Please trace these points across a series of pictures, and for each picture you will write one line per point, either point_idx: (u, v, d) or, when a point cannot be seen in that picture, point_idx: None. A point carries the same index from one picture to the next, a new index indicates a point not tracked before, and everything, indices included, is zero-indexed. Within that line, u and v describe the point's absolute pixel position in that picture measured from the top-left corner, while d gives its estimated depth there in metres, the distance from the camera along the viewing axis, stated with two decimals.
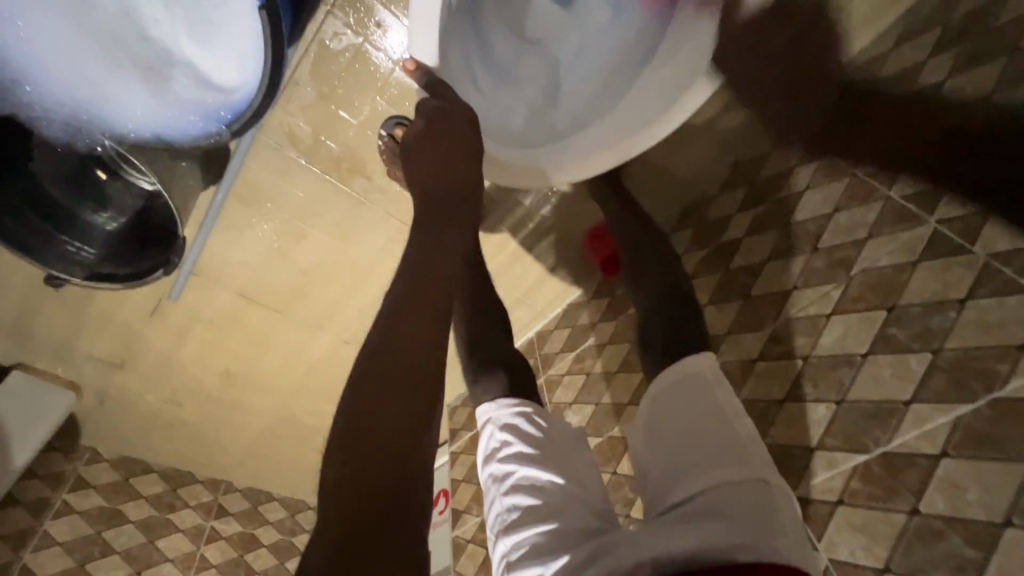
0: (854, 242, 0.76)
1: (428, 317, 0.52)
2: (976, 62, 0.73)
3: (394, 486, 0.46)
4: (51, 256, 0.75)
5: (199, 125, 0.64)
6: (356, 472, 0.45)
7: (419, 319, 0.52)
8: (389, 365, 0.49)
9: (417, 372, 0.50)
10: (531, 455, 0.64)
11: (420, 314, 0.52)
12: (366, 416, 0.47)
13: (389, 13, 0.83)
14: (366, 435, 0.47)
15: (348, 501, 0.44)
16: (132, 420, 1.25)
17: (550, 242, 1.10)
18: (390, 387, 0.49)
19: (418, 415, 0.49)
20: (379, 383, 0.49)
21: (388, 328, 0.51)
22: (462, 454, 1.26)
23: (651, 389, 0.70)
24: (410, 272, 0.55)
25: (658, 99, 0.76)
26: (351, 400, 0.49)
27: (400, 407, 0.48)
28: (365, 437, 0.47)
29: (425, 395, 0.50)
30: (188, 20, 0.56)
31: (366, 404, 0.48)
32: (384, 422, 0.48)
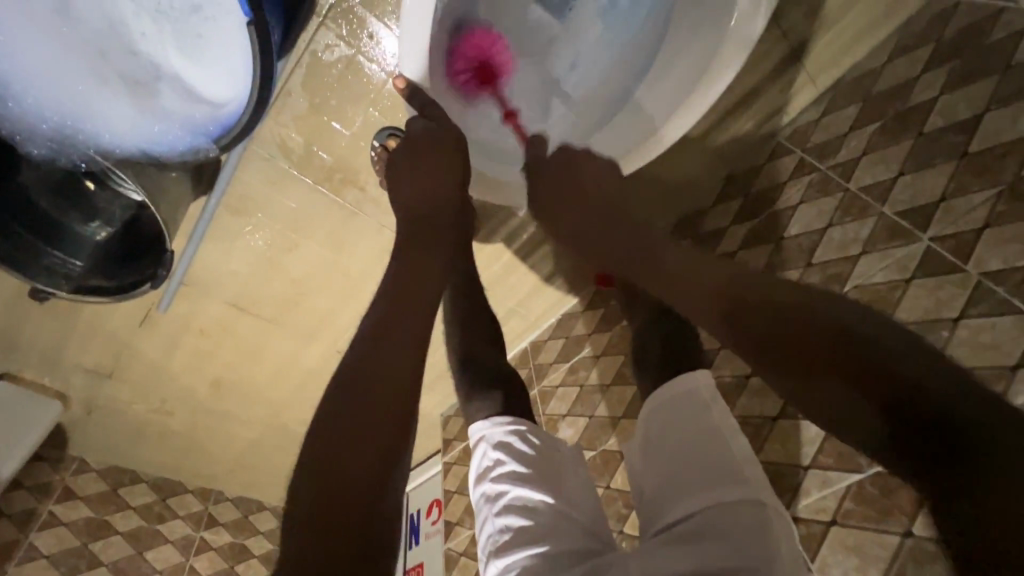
0: (847, 258, 0.77)
1: (410, 341, 0.53)
2: (968, 79, 0.73)
3: (369, 515, 0.45)
4: (35, 268, 0.73)
5: (187, 140, 0.63)
6: (332, 501, 0.44)
7: (400, 344, 0.52)
8: (372, 387, 0.49)
9: (397, 398, 0.50)
10: (523, 474, 0.63)
11: (401, 339, 0.52)
12: (349, 437, 0.47)
13: (381, 24, 0.83)
14: (346, 456, 0.47)
15: (323, 532, 0.43)
16: (120, 431, 1.23)
17: (544, 253, 1.10)
18: (368, 412, 0.48)
19: (395, 442, 0.49)
20: (356, 410, 0.48)
21: (367, 353, 0.51)
22: (455, 465, 1.25)
23: (647, 406, 0.70)
24: (393, 297, 0.56)
25: (646, 121, 0.78)
26: (328, 425, 0.48)
27: (382, 430, 0.48)
28: (342, 465, 0.46)
29: (403, 422, 0.50)
30: (176, 35, 0.56)
31: (344, 430, 0.47)
32: (360, 449, 0.47)
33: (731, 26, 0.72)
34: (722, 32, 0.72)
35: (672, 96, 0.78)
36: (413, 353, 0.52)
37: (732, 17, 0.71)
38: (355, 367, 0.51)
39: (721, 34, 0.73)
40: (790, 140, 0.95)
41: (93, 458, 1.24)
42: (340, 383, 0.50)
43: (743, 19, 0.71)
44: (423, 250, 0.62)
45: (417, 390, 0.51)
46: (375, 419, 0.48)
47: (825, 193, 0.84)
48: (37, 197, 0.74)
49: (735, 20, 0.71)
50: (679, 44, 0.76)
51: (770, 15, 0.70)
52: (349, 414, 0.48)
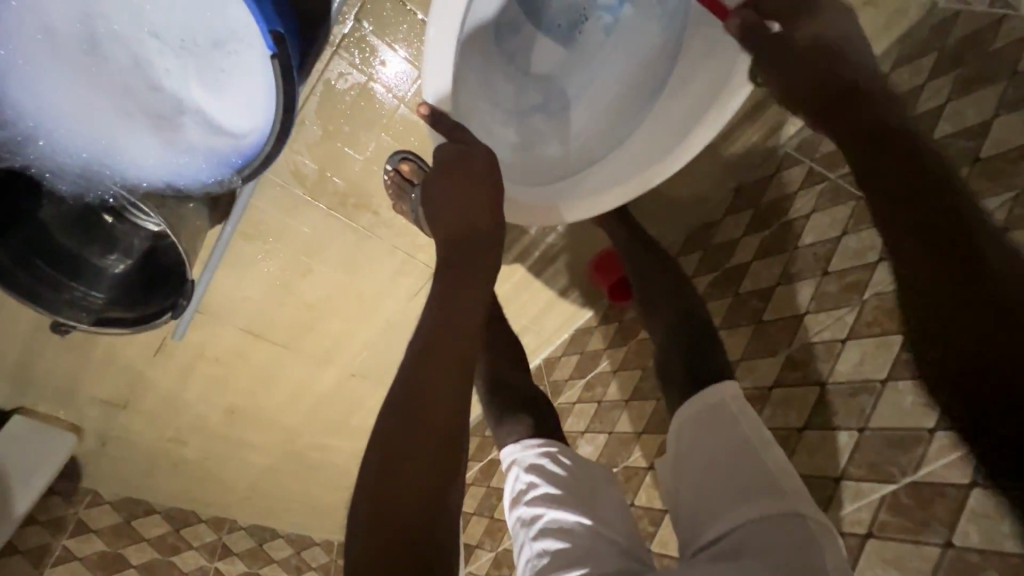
0: (865, 266, 0.77)
1: (455, 367, 0.52)
2: (975, 86, 0.74)
3: (420, 538, 0.45)
4: (60, 303, 0.75)
5: (209, 172, 0.64)
6: (387, 526, 0.44)
7: (447, 370, 0.51)
8: (414, 414, 0.49)
9: (446, 424, 0.49)
10: (558, 496, 0.62)
11: (446, 365, 0.52)
12: (394, 466, 0.47)
13: (389, 49, 0.83)
14: (394, 483, 0.46)
15: (371, 551, 0.44)
16: (135, 460, 1.23)
17: (557, 268, 1.10)
18: (417, 436, 0.48)
19: (443, 468, 0.48)
20: (404, 437, 0.48)
21: (414, 379, 0.51)
22: (472, 486, 1.24)
23: (679, 418, 0.69)
24: (434, 321, 0.55)
25: (668, 133, 0.77)
26: (380, 453, 0.48)
27: (427, 459, 0.47)
28: (393, 490, 0.46)
29: (453, 450, 0.49)
30: (199, 68, 0.57)
31: (392, 456, 0.47)
32: (411, 476, 0.47)
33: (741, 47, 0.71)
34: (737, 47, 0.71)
35: (694, 107, 0.76)
36: (460, 378, 0.51)
37: None
38: (404, 394, 0.50)
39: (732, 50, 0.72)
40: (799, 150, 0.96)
41: (107, 488, 1.23)
42: (392, 409, 0.50)
43: None
44: (461, 274, 0.60)
45: (461, 416, 0.51)
46: (426, 443, 0.48)
47: (836, 200, 0.85)
48: (60, 231, 0.75)
49: None
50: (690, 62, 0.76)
51: None
52: (392, 443, 0.48)
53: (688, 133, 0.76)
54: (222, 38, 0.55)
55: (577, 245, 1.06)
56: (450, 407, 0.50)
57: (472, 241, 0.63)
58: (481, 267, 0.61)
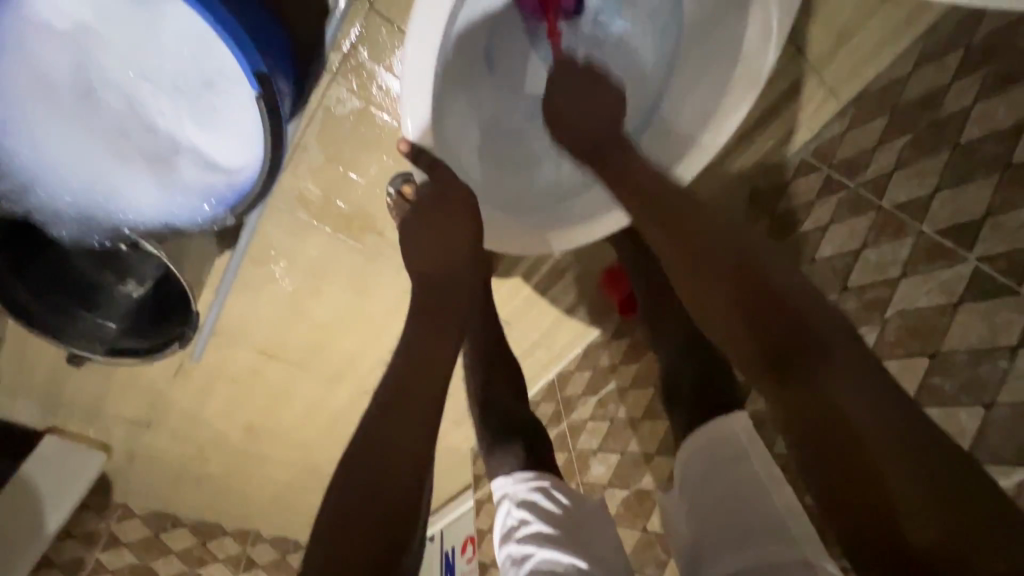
0: (886, 281, 0.72)
1: (421, 409, 0.53)
2: (1005, 84, 0.69)
3: None
4: (75, 334, 0.77)
5: (206, 210, 0.63)
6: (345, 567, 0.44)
7: (417, 414, 0.52)
8: (378, 451, 0.50)
9: (411, 467, 0.50)
10: (550, 535, 0.61)
11: (411, 415, 0.52)
12: (355, 507, 0.47)
13: (389, 75, 0.83)
14: (352, 519, 0.46)
15: None
16: (160, 477, 1.26)
17: (565, 284, 1.08)
18: (380, 476, 0.49)
19: (407, 512, 0.49)
20: (370, 478, 0.49)
21: (375, 425, 0.51)
22: (487, 502, 1.23)
23: (684, 451, 0.69)
24: (407, 363, 0.56)
25: (663, 154, 0.76)
26: (341, 489, 0.48)
27: (387, 497, 0.48)
28: (349, 534, 0.46)
29: (414, 494, 0.50)
30: (191, 108, 0.58)
31: (354, 493, 0.48)
32: (369, 518, 0.47)
33: (738, 67, 0.71)
34: (729, 70, 0.71)
35: (688, 129, 0.75)
36: (422, 421, 0.52)
37: (738, 60, 0.70)
38: (372, 434, 0.51)
39: (726, 70, 0.71)
40: (814, 157, 0.92)
41: (136, 503, 1.28)
42: (357, 452, 0.50)
43: (750, 58, 0.70)
44: (434, 316, 0.61)
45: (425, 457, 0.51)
46: (388, 483, 0.49)
47: (855, 211, 0.81)
48: (79, 259, 0.77)
49: (741, 62, 0.70)
50: (684, 84, 0.75)
51: (783, 48, 0.68)
52: (354, 482, 0.48)
53: (680, 157, 0.76)
54: (212, 78, 0.55)
55: (585, 261, 1.04)
56: (412, 450, 0.50)
57: (445, 283, 0.65)
58: (455, 309, 0.63)
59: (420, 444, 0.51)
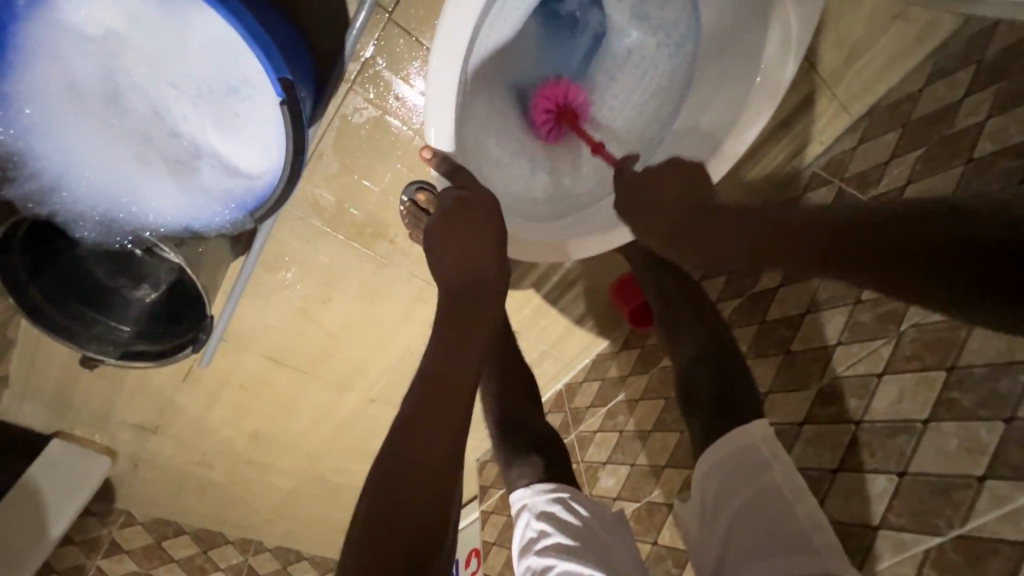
0: None
1: (448, 419, 0.54)
2: (1018, 100, 0.69)
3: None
4: (88, 337, 0.77)
5: (226, 215, 0.62)
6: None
7: (442, 432, 0.53)
8: (408, 461, 0.52)
9: (439, 485, 0.52)
10: (571, 547, 0.60)
11: (443, 424, 0.54)
12: (389, 513, 0.50)
13: (405, 84, 0.84)
14: (381, 524, 0.49)
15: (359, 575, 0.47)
16: (164, 483, 1.26)
17: (575, 294, 1.08)
18: (409, 487, 0.51)
19: (435, 530, 0.51)
20: (400, 489, 0.51)
21: (404, 436, 0.53)
22: (493, 514, 1.21)
23: (703, 462, 0.68)
24: (424, 384, 0.56)
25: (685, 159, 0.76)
26: (367, 514, 0.50)
27: (418, 503, 0.51)
28: (383, 536, 0.49)
29: (442, 509, 0.52)
30: (214, 113, 0.59)
31: (390, 497, 0.50)
32: (396, 539, 0.48)
33: (757, 81, 0.72)
34: (749, 83, 0.72)
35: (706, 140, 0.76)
36: (449, 431, 0.54)
37: (756, 75, 0.72)
38: (395, 456, 0.53)
39: (745, 85, 0.73)
40: (826, 170, 0.93)
41: (139, 510, 1.27)
42: (381, 479, 0.52)
43: (770, 70, 0.71)
44: (458, 330, 0.61)
45: (453, 467, 0.53)
46: (419, 489, 0.51)
47: None
48: (96, 265, 0.78)
49: (760, 77, 0.72)
50: (702, 99, 0.76)
51: (801, 61, 0.69)
52: (389, 489, 0.51)
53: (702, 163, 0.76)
54: (236, 84, 0.57)
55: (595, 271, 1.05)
56: (441, 456, 0.52)
57: (471, 294, 0.64)
58: (478, 325, 0.62)
59: (450, 455, 0.53)
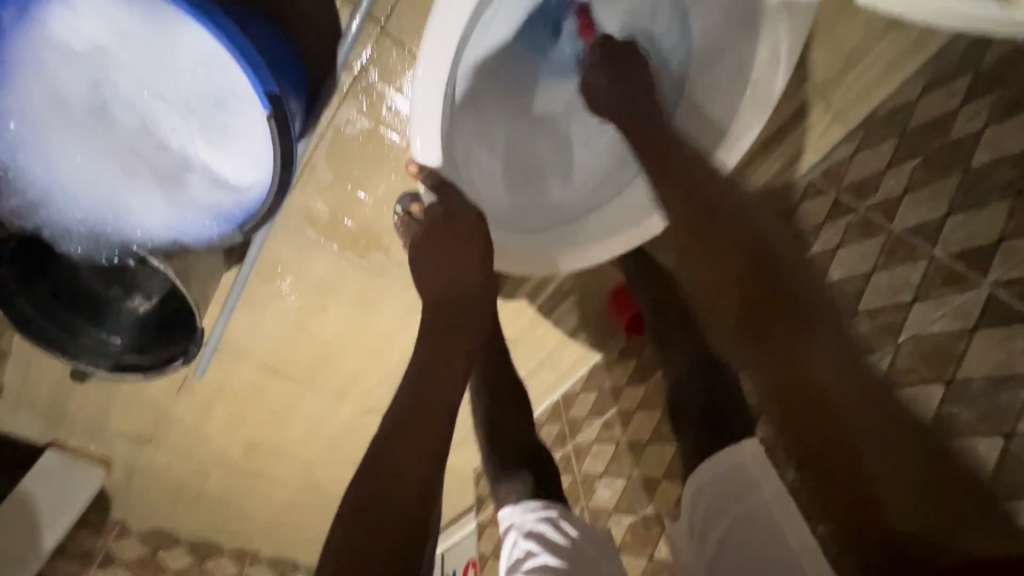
0: (898, 305, 0.71)
1: (429, 436, 0.54)
2: (1014, 110, 0.69)
3: None
4: (79, 349, 0.77)
5: (214, 228, 0.62)
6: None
7: (423, 449, 0.53)
8: (387, 478, 0.51)
9: (417, 508, 0.51)
10: (558, 567, 0.58)
11: (425, 443, 0.53)
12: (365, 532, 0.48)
13: (398, 95, 0.84)
14: (358, 545, 0.48)
15: None
16: (160, 494, 1.25)
17: (571, 304, 1.08)
18: (387, 507, 0.50)
19: (409, 555, 0.49)
20: (376, 509, 0.50)
21: (384, 453, 0.52)
22: (489, 525, 1.20)
23: (693, 482, 0.67)
24: (408, 400, 0.56)
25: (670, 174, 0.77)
26: (344, 533, 0.49)
27: (398, 522, 0.49)
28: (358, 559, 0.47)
29: (419, 533, 0.50)
30: (202, 126, 0.59)
31: (369, 515, 0.49)
32: (373, 562, 0.47)
33: (749, 91, 0.72)
34: (740, 93, 0.73)
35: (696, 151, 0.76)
36: (430, 449, 0.53)
37: (747, 86, 0.72)
38: (373, 476, 0.51)
39: (736, 95, 0.73)
40: (823, 179, 0.92)
41: (134, 521, 1.26)
42: (356, 497, 0.51)
43: (761, 81, 0.71)
44: (444, 343, 0.62)
45: (433, 487, 0.53)
46: (399, 508, 0.50)
47: (866, 232, 0.80)
48: (91, 277, 0.78)
49: (751, 88, 0.72)
50: (694, 107, 0.76)
51: (789, 76, 0.70)
52: (367, 507, 0.50)
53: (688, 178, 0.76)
54: (224, 97, 0.56)
55: (591, 281, 1.05)
56: (421, 474, 0.52)
57: (457, 306, 0.66)
58: (464, 337, 0.63)
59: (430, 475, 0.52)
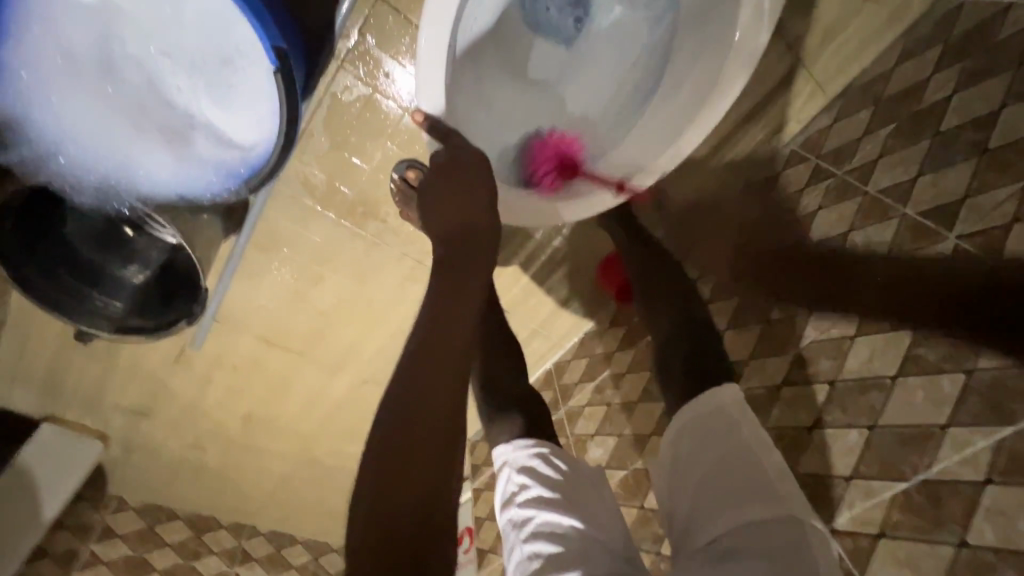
0: (873, 261, 0.75)
1: (443, 371, 0.56)
2: (980, 77, 0.73)
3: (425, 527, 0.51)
4: (80, 312, 0.78)
5: (220, 183, 0.65)
6: (383, 563, 0.48)
7: (439, 386, 0.56)
8: (403, 418, 0.54)
9: (438, 443, 0.54)
10: (551, 499, 0.64)
11: (439, 378, 0.56)
12: (387, 470, 0.52)
13: (394, 62, 0.86)
14: (385, 483, 0.52)
15: (373, 527, 0.50)
16: (157, 467, 1.26)
17: (560, 275, 1.12)
18: (409, 441, 0.53)
19: (436, 484, 0.53)
20: (399, 447, 0.53)
21: (401, 390, 0.55)
22: (484, 491, 1.24)
23: (676, 422, 0.70)
24: (421, 337, 0.58)
25: (666, 126, 0.79)
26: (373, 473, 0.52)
27: (421, 457, 0.53)
28: (390, 494, 0.51)
29: (444, 464, 0.54)
30: (208, 84, 0.60)
31: (390, 451, 0.53)
32: (406, 490, 0.52)
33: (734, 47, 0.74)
34: (726, 48, 0.74)
35: (684, 109, 0.78)
36: (446, 386, 0.56)
37: (733, 42, 0.74)
38: (395, 416, 0.54)
39: (724, 53, 0.75)
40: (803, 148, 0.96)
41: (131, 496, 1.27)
42: (378, 437, 0.54)
43: (746, 38, 0.73)
44: (453, 282, 0.62)
45: (454, 422, 0.56)
46: (425, 439, 0.54)
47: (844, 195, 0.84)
48: (82, 244, 0.78)
49: (737, 42, 0.74)
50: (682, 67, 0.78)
51: (774, 29, 0.72)
52: (389, 446, 0.53)
53: (685, 129, 0.78)
54: (230, 55, 0.58)
55: (581, 251, 1.09)
56: (442, 411, 0.55)
57: (468, 245, 0.65)
58: (473, 277, 0.63)
59: (447, 409, 0.55)
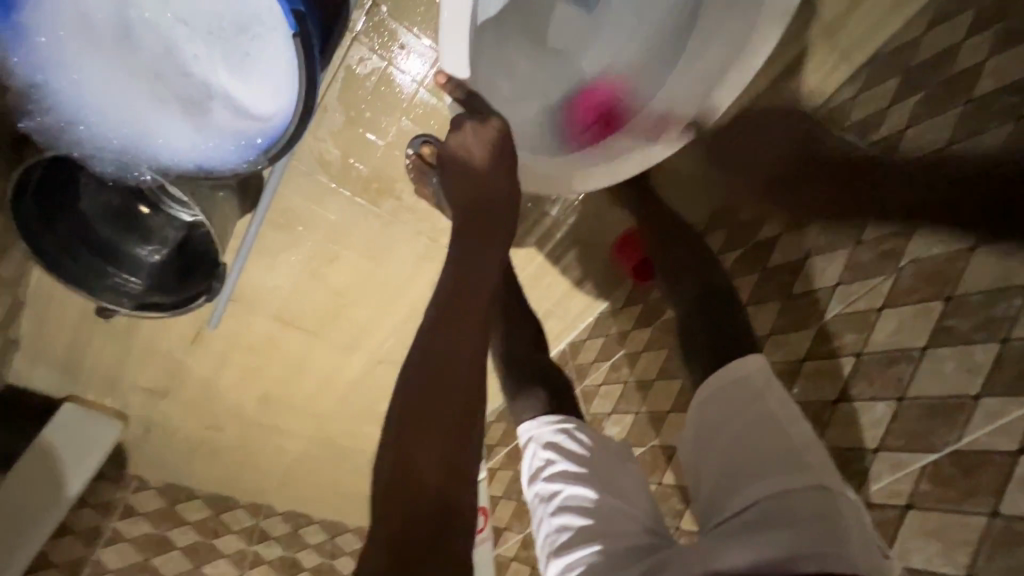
0: (900, 233, 0.73)
1: (468, 339, 0.56)
2: (1015, 40, 0.71)
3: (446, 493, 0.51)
4: (101, 288, 0.78)
5: (241, 153, 0.62)
6: (404, 525, 0.49)
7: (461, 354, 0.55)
8: (426, 385, 0.54)
9: (459, 411, 0.54)
10: (577, 473, 0.66)
11: (460, 345, 0.56)
12: (410, 436, 0.52)
13: (409, 34, 0.85)
14: (408, 449, 0.52)
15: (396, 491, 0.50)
16: (176, 447, 1.27)
17: (574, 255, 1.13)
18: (433, 407, 0.53)
19: (458, 452, 0.53)
20: (421, 413, 0.53)
21: (424, 356, 0.55)
22: (499, 470, 1.25)
23: (700, 393, 0.70)
24: (443, 304, 0.58)
25: (692, 89, 0.80)
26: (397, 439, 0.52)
27: (443, 424, 0.53)
28: (412, 460, 0.51)
29: (464, 432, 0.54)
30: (226, 52, 0.59)
31: (412, 417, 0.53)
32: (427, 454, 0.52)
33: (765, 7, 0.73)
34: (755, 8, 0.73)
35: (710, 71, 0.79)
36: (468, 354, 0.56)
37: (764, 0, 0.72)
38: (420, 383, 0.54)
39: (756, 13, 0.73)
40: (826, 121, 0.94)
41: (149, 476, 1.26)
42: (402, 403, 0.54)
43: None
44: (476, 252, 0.62)
45: (474, 391, 0.55)
46: (448, 406, 0.53)
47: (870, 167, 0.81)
48: (97, 222, 0.78)
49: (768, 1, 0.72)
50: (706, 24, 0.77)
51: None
52: (413, 412, 0.53)
53: (709, 97, 0.80)
54: (248, 23, 0.57)
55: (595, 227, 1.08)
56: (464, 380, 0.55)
57: (489, 215, 0.65)
58: (493, 249, 0.64)
59: (469, 377, 0.55)
